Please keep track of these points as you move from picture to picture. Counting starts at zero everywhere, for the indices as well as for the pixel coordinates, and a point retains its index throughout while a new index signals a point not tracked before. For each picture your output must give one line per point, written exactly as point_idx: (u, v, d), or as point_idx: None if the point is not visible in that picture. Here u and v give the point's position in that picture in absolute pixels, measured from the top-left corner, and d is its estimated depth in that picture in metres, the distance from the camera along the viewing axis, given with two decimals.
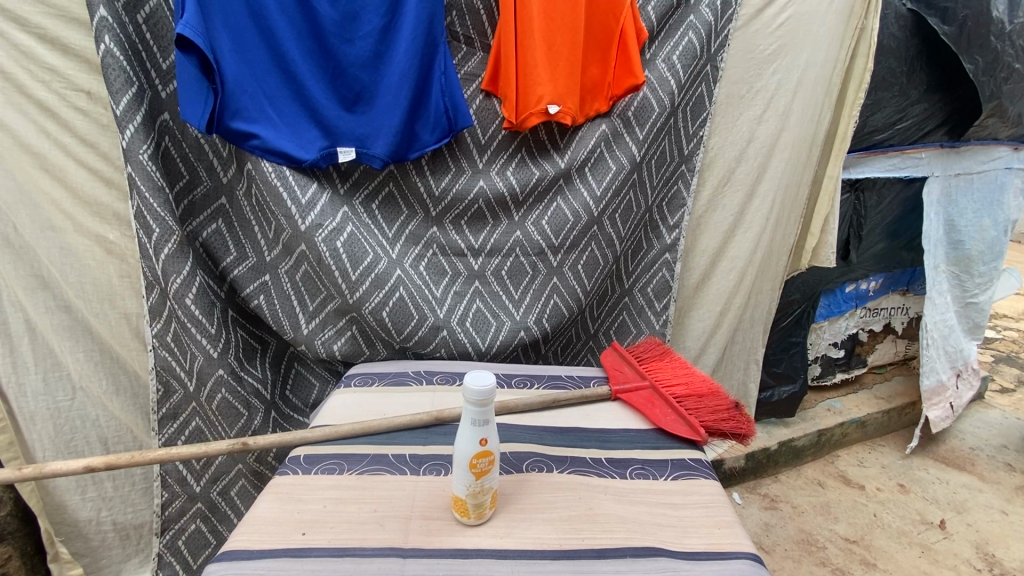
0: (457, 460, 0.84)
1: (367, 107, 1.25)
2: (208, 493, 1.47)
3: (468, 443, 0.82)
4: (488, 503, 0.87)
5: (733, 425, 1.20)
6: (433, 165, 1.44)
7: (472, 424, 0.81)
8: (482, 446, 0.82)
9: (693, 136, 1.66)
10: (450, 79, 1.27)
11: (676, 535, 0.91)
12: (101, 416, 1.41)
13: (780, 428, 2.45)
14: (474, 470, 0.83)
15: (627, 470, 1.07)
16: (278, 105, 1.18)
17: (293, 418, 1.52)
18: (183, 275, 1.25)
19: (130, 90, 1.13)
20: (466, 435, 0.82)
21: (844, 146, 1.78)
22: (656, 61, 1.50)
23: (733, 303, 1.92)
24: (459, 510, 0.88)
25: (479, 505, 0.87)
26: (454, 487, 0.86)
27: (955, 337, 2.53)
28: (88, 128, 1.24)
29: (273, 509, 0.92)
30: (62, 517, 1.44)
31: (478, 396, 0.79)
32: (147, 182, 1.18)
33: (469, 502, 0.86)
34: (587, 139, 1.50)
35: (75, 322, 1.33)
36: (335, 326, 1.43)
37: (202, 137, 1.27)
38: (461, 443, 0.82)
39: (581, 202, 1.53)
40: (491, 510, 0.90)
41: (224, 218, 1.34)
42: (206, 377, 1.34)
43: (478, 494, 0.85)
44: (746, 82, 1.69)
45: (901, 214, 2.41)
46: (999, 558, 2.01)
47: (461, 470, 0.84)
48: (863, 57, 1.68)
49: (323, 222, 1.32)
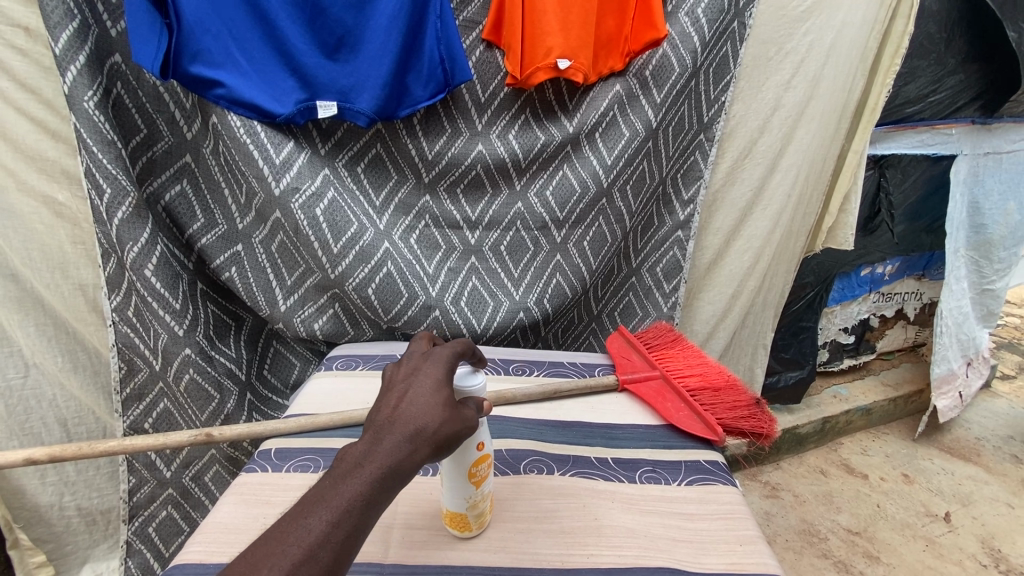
0: (448, 469, 0.72)
1: (351, 54, 1.08)
2: (180, 478, 1.37)
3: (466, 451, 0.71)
4: (485, 512, 0.78)
5: (752, 424, 1.08)
6: (426, 124, 1.28)
7: None
8: (481, 450, 0.72)
9: (714, 102, 1.50)
10: (446, 25, 1.11)
11: (692, 553, 0.79)
12: (59, 396, 1.28)
13: (784, 415, 2.36)
14: (472, 481, 0.73)
15: (636, 473, 0.95)
16: (246, 49, 1.02)
17: (271, 401, 1.41)
18: (141, 243, 1.12)
19: (70, 24, 0.96)
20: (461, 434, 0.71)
21: (876, 118, 1.62)
22: (678, 14, 1.33)
23: (746, 285, 1.79)
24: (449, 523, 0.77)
25: (478, 515, 0.77)
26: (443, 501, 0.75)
27: (969, 325, 2.43)
28: (27, 71, 1.08)
29: (235, 514, 0.81)
30: (21, 502, 1.33)
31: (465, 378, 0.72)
32: (94, 134, 1.03)
33: (466, 515, 0.76)
34: (599, 101, 1.34)
35: (23, 294, 1.19)
36: (315, 303, 1.31)
37: (161, 84, 1.10)
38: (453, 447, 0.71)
39: (590, 171, 1.39)
40: (489, 514, 0.81)
41: (188, 178, 1.19)
42: (172, 357, 1.22)
43: (478, 505, 0.76)
44: (775, 43, 1.53)
45: (924, 194, 2.29)
46: (1004, 554, 1.95)
47: (455, 483, 0.72)
48: (905, 17, 1.52)
49: (300, 186, 1.18)
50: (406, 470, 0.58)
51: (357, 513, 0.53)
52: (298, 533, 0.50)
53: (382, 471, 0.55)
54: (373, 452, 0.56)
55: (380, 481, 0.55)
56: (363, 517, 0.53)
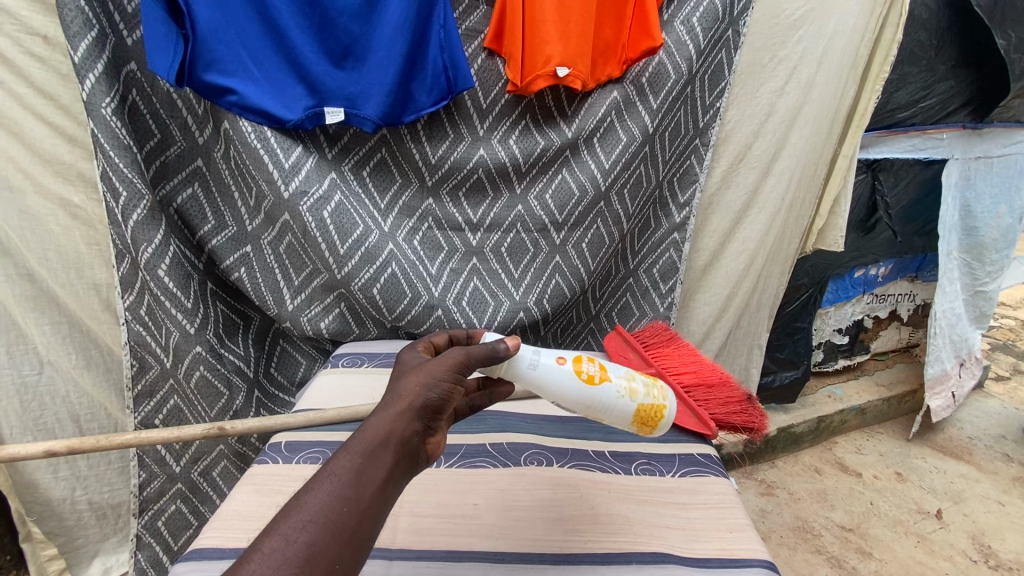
0: (582, 399, 0.83)
1: (358, 62, 1.13)
2: (189, 473, 1.41)
3: (557, 373, 0.82)
4: (650, 384, 0.88)
5: (743, 419, 1.12)
6: (429, 130, 1.32)
7: (536, 365, 0.82)
8: (566, 362, 0.84)
9: (709, 107, 1.54)
10: (450, 33, 1.14)
11: (684, 540, 0.84)
12: (72, 392, 1.32)
13: (780, 414, 2.40)
14: (597, 379, 0.83)
15: (631, 465, 0.99)
16: (257, 58, 1.06)
17: (278, 398, 1.45)
18: (155, 244, 1.16)
19: (89, 33, 1.00)
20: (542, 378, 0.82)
21: (865, 124, 1.68)
22: (674, 23, 1.38)
23: (741, 287, 1.84)
24: (652, 428, 0.87)
25: (647, 393, 0.86)
26: (615, 415, 0.84)
27: (961, 326, 2.47)
28: (45, 78, 1.12)
29: (249, 502, 0.85)
30: (34, 496, 1.36)
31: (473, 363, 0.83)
32: (111, 139, 1.07)
33: (643, 404, 0.85)
34: (597, 107, 1.39)
35: (40, 293, 1.23)
36: (321, 303, 1.34)
37: (174, 90, 1.14)
38: (557, 385, 0.82)
39: (588, 175, 1.43)
40: (660, 386, 0.90)
41: (200, 182, 1.23)
42: (183, 355, 1.26)
43: (638, 388, 0.85)
44: (768, 50, 1.57)
45: (917, 196, 2.33)
46: (994, 550, 1.99)
47: (597, 397, 0.82)
48: (894, 26, 1.56)
49: (308, 190, 1.21)
50: (394, 436, 0.60)
51: (350, 483, 0.54)
52: (294, 516, 0.51)
53: (368, 443, 0.58)
54: (359, 431, 0.59)
55: (368, 453, 0.57)
56: (359, 488, 0.54)
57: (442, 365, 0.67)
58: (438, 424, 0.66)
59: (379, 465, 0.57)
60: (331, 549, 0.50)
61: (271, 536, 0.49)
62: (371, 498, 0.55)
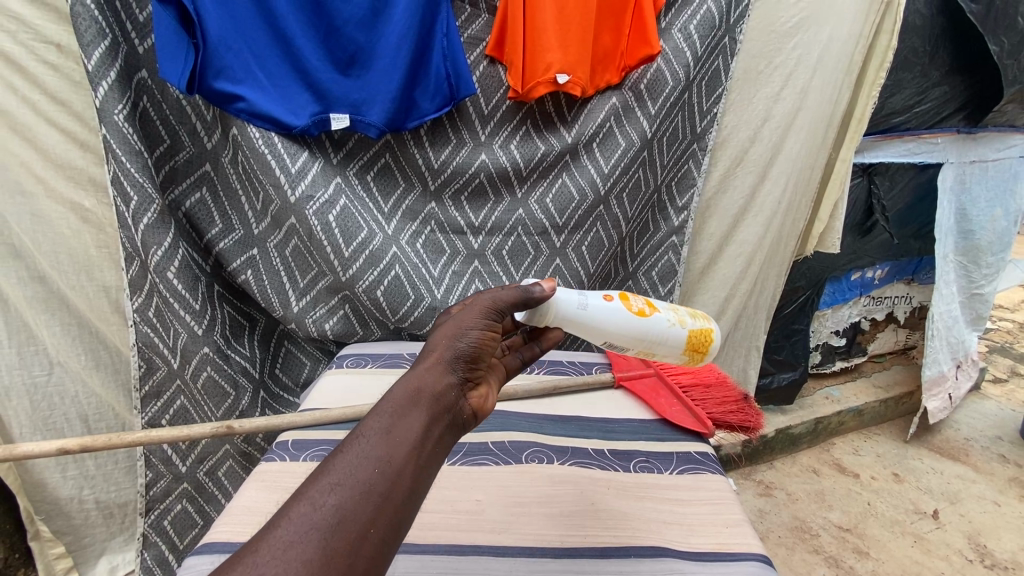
0: (640, 330, 0.95)
1: (363, 70, 1.15)
2: (194, 473, 1.43)
3: (612, 308, 0.93)
4: (692, 314, 1.02)
5: (740, 417, 1.14)
6: (432, 135, 1.35)
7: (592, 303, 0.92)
8: (615, 298, 0.95)
9: (706, 113, 1.57)
10: (452, 42, 1.18)
11: (682, 535, 0.86)
12: (81, 392, 1.34)
13: (778, 415, 2.42)
14: (647, 310, 0.96)
15: (630, 463, 1.01)
16: (265, 66, 1.09)
17: (283, 398, 1.47)
18: (165, 247, 1.18)
19: (102, 43, 1.03)
20: (604, 315, 0.91)
21: (862, 129, 1.70)
22: (671, 31, 1.41)
23: (739, 289, 1.86)
24: (702, 351, 1.01)
25: (690, 320, 1.01)
26: (670, 341, 0.97)
27: (957, 328, 2.49)
28: (58, 85, 1.14)
29: (259, 499, 0.87)
30: (42, 495, 1.39)
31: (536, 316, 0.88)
32: (123, 145, 1.09)
33: (690, 329, 1.00)
34: (597, 113, 1.41)
35: (50, 294, 1.25)
36: (326, 305, 1.37)
37: (184, 97, 1.17)
38: (617, 319, 0.93)
39: (588, 179, 1.46)
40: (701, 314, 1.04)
41: (208, 186, 1.25)
42: (190, 356, 1.28)
43: (683, 317, 1.00)
44: (764, 57, 1.60)
45: (912, 200, 2.36)
46: (990, 549, 2.01)
47: (655, 325, 0.96)
48: (888, 33, 1.59)
49: (314, 194, 1.24)
50: (425, 392, 0.61)
51: (380, 444, 0.53)
52: (323, 480, 0.50)
53: (397, 402, 0.58)
54: (390, 390, 0.60)
55: (396, 413, 0.57)
56: (389, 448, 0.54)
57: (464, 323, 0.70)
58: (472, 373, 0.68)
59: (413, 419, 0.57)
60: (363, 508, 0.49)
61: (299, 502, 0.48)
62: (405, 458, 0.54)
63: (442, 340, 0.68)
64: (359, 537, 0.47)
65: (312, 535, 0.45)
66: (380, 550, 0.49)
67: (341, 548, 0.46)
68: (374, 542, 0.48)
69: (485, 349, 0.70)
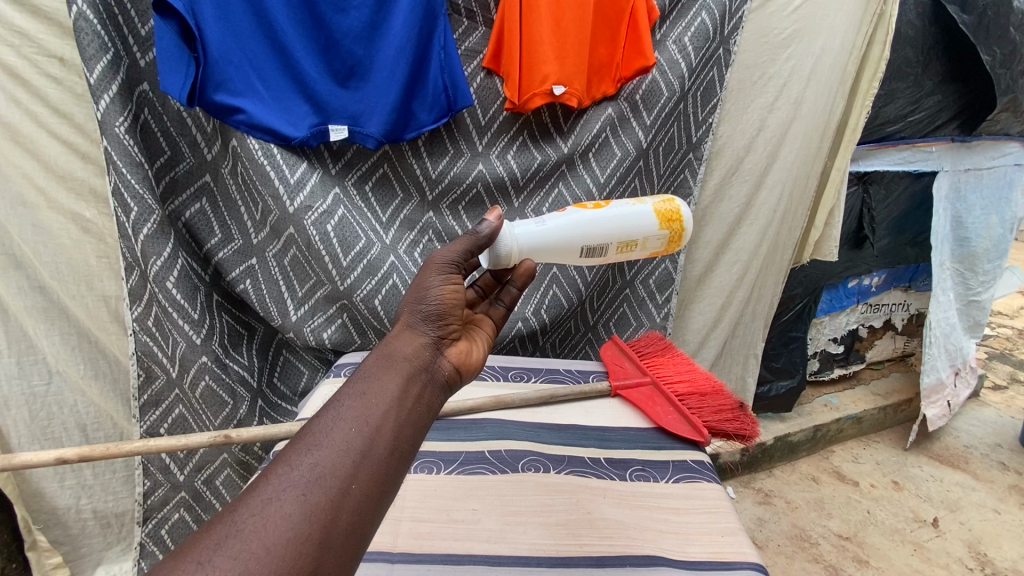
0: (603, 223, 1.00)
1: (361, 82, 1.17)
2: (192, 481, 1.43)
3: (569, 220, 0.99)
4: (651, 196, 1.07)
5: (736, 426, 1.14)
6: (430, 146, 1.36)
7: (548, 225, 0.98)
8: (569, 210, 1.01)
9: (702, 123, 1.58)
10: (450, 54, 1.20)
11: (677, 543, 0.86)
12: (80, 402, 1.35)
13: (777, 423, 2.43)
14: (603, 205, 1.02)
15: (626, 471, 1.02)
16: (266, 78, 1.11)
17: (281, 407, 1.47)
18: (165, 257, 1.19)
19: (104, 56, 1.05)
20: (565, 223, 0.98)
21: (856, 138, 1.72)
22: (666, 43, 1.43)
23: (736, 297, 1.87)
24: (673, 219, 1.05)
25: (651, 200, 1.06)
26: (638, 222, 1.02)
27: (955, 335, 2.50)
28: (61, 98, 1.16)
29: None
30: (40, 504, 1.39)
31: (511, 250, 0.93)
32: (123, 156, 1.11)
33: (652, 204, 1.04)
34: (592, 123, 1.43)
35: (50, 304, 1.26)
36: (324, 314, 1.38)
37: (184, 110, 1.18)
38: (580, 225, 0.99)
39: (584, 189, 1.47)
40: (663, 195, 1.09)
41: (208, 197, 1.26)
42: (189, 365, 1.28)
43: (640, 199, 1.05)
44: (759, 68, 1.62)
45: (908, 208, 2.37)
46: (990, 557, 2.01)
47: (615, 213, 1.01)
48: (880, 44, 1.61)
49: (313, 205, 1.25)
50: (396, 354, 0.64)
51: (356, 405, 0.56)
52: (302, 442, 0.52)
53: (371, 367, 0.61)
54: (363, 360, 0.64)
55: (370, 377, 0.60)
56: (366, 408, 0.56)
57: (425, 284, 0.73)
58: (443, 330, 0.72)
59: (385, 380, 0.60)
60: (343, 463, 0.51)
61: (281, 463, 0.50)
62: (380, 416, 0.56)
63: (407, 306, 0.72)
64: (342, 490, 0.50)
65: (289, 491, 0.48)
66: (365, 503, 0.51)
67: (321, 502, 0.48)
68: (356, 496, 0.50)
69: (452, 305, 0.73)
